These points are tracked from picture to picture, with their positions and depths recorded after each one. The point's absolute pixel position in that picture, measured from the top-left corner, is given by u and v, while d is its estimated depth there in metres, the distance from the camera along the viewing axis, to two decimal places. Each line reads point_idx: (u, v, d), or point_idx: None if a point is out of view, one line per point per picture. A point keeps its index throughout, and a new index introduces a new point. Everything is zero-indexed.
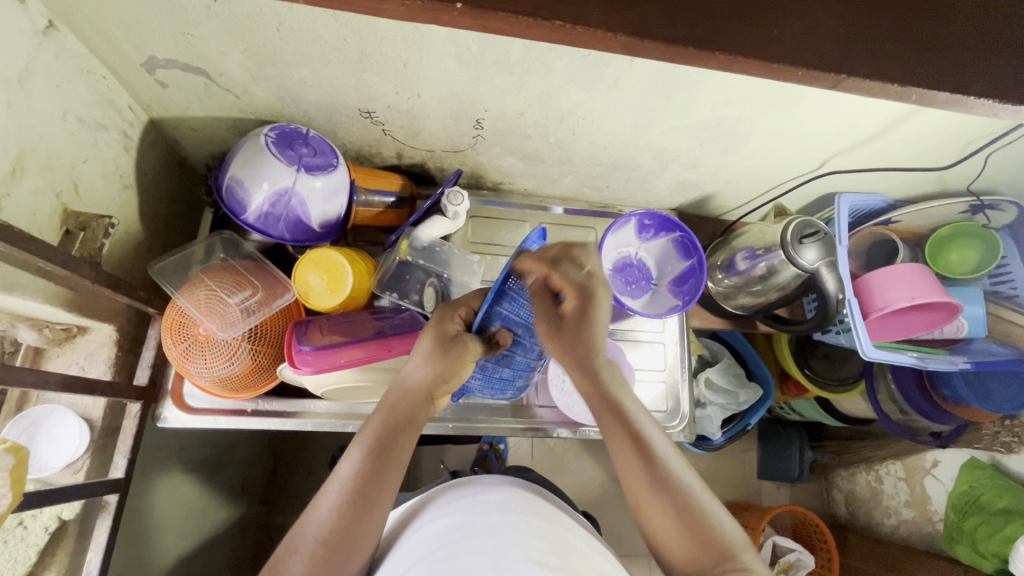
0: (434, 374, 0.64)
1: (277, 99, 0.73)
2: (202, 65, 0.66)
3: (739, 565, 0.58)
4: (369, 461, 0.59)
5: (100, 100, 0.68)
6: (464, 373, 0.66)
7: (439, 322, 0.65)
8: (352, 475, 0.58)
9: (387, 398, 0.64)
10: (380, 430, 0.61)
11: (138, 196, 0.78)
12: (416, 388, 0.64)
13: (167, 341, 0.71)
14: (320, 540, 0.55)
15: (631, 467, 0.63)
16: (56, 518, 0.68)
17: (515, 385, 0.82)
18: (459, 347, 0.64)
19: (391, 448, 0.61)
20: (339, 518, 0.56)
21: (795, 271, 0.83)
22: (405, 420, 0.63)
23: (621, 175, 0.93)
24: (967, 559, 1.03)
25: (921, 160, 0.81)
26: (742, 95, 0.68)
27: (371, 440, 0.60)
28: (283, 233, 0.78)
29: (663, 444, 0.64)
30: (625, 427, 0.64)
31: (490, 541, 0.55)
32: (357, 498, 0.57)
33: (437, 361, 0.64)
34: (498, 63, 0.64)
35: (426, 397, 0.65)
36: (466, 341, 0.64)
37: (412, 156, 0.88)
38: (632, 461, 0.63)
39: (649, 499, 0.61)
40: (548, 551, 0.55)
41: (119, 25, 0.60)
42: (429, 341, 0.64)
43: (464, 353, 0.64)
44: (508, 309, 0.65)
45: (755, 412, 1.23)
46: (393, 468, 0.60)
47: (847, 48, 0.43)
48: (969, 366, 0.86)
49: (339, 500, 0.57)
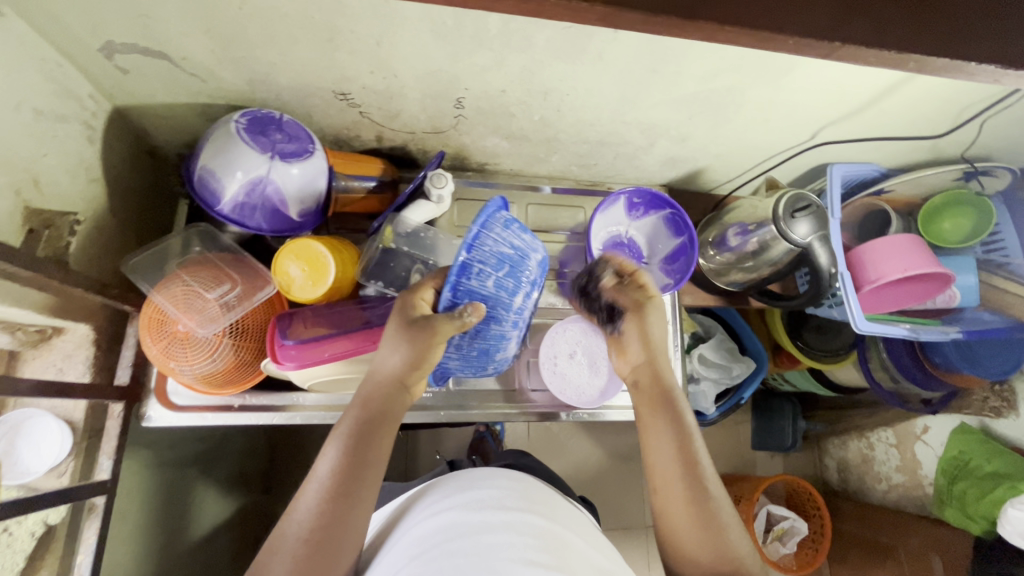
0: (402, 361, 0.63)
1: (246, 82, 0.70)
2: (163, 49, 0.63)
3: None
4: (346, 455, 0.59)
5: (57, 89, 0.64)
6: (434, 358, 0.64)
7: (402, 308, 0.65)
8: (330, 472, 0.58)
9: (361, 392, 0.64)
10: (355, 425, 0.61)
11: (107, 190, 0.75)
12: (387, 377, 0.64)
13: (146, 339, 0.69)
14: (301, 539, 0.54)
15: (665, 464, 0.64)
16: (42, 522, 0.66)
17: (496, 360, 0.76)
18: (422, 328, 0.62)
19: (367, 441, 0.61)
20: (318, 516, 0.56)
21: (787, 246, 0.82)
22: (380, 412, 0.63)
23: (609, 152, 0.90)
24: (956, 522, 1.04)
25: (915, 128, 0.79)
26: (732, 66, 0.66)
27: (346, 435, 0.61)
28: (260, 223, 0.76)
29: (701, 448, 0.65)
30: (670, 428, 0.65)
31: (484, 540, 0.54)
32: (336, 494, 0.57)
33: (404, 345, 0.63)
34: (476, 38, 0.61)
35: (398, 385, 0.64)
36: (433, 322, 0.62)
37: (392, 139, 0.85)
38: (666, 457, 0.64)
39: (674, 500, 0.62)
40: (542, 550, 0.54)
41: (69, 8, 0.57)
42: (394, 325, 0.64)
43: (430, 336, 0.62)
44: (474, 283, 0.62)
45: (749, 386, 1.23)
46: (371, 462, 0.60)
47: (842, 14, 0.41)
48: (960, 335, 0.87)
49: (318, 498, 0.57)
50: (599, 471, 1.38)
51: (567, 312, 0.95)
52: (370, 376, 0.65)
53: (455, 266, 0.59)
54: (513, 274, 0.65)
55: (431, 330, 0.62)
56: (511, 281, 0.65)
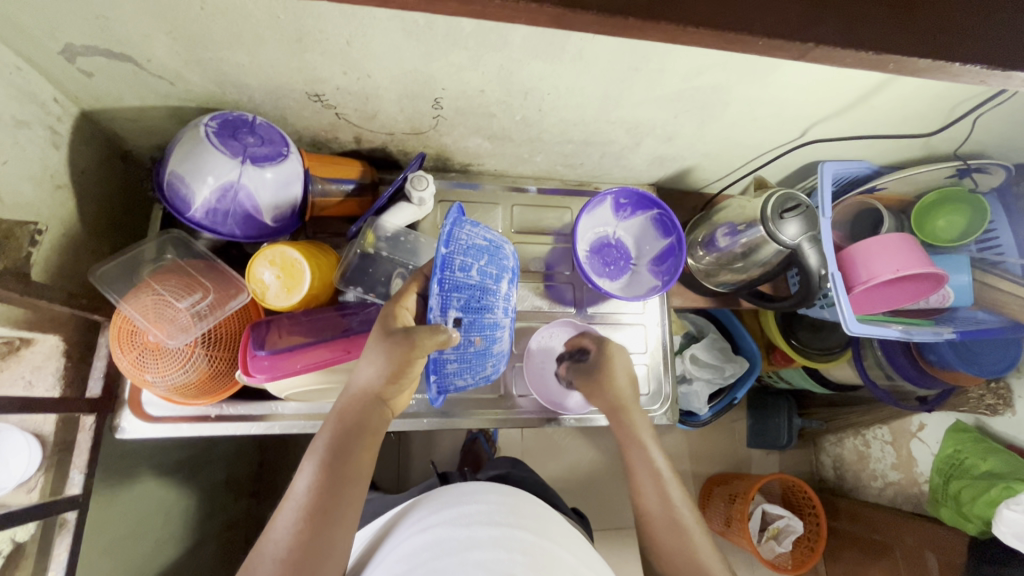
0: (381, 374, 0.60)
1: (216, 85, 0.68)
2: (126, 51, 0.61)
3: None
4: (323, 472, 0.57)
5: (17, 94, 0.62)
6: (415, 370, 0.61)
7: (383, 321, 0.62)
8: (307, 489, 0.57)
9: (338, 405, 0.62)
10: (332, 440, 0.59)
11: (75, 196, 0.73)
12: (365, 390, 0.61)
13: (117, 351, 0.67)
14: (278, 560, 0.53)
15: (642, 487, 0.71)
16: (9, 540, 0.64)
17: (494, 356, 0.72)
18: (400, 341, 0.59)
19: (345, 457, 0.59)
20: (296, 536, 0.54)
21: (776, 248, 0.80)
22: (357, 426, 0.60)
23: (595, 152, 0.88)
24: (951, 521, 1.03)
25: (907, 125, 0.77)
26: (716, 64, 0.64)
27: (323, 451, 0.59)
28: (234, 229, 0.74)
29: (669, 471, 0.72)
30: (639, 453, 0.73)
31: (471, 559, 0.53)
32: (314, 513, 0.55)
33: (382, 357, 0.60)
34: (449, 38, 0.59)
35: (377, 398, 0.61)
36: (411, 335, 0.57)
37: (372, 140, 0.83)
38: (643, 482, 0.71)
39: (650, 519, 0.69)
40: (530, 569, 0.53)
41: (22, 10, 0.54)
42: (374, 338, 0.62)
43: (412, 351, 0.57)
44: (460, 275, 0.61)
45: (742, 386, 1.21)
46: (351, 478, 0.58)
47: (815, 13, 0.39)
48: (954, 337, 0.84)
49: (295, 517, 0.55)
50: (593, 473, 1.37)
51: (554, 314, 0.94)
52: (348, 389, 0.62)
53: (438, 264, 0.57)
54: (493, 261, 0.67)
55: (411, 343, 0.57)
56: (493, 268, 0.67)
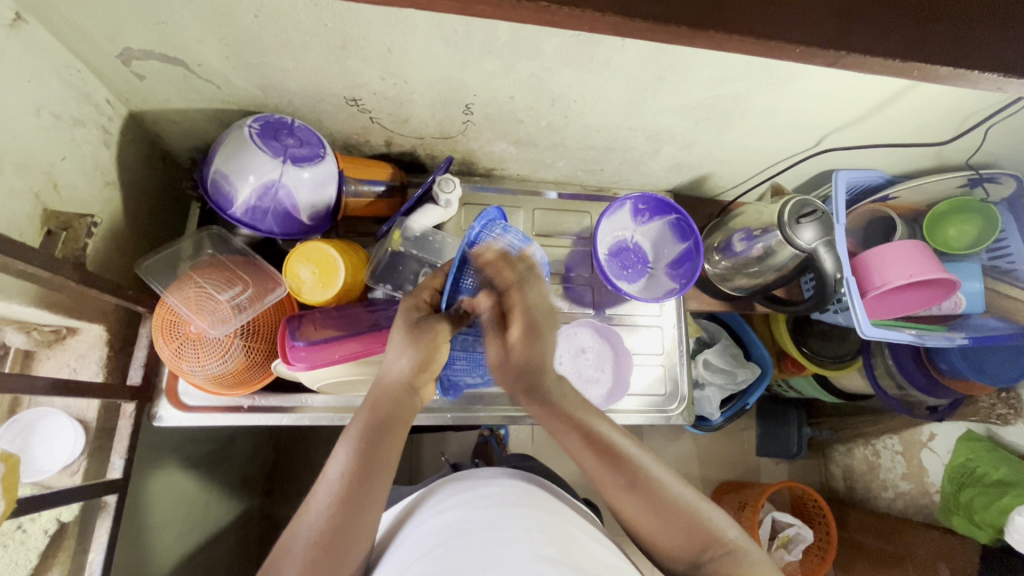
0: (411, 364, 0.64)
1: (260, 88, 0.71)
2: (180, 55, 0.64)
3: (727, 548, 0.58)
4: (357, 459, 0.59)
5: (75, 94, 0.66)
6: (439, 359, 0.67)
7: (407, 310, 0.65)
8: (341, 475, 0.58)
9: (370, 395, 0.64)
10: (365, 428, 0.61)
11: (121, 193, 0.76)
12: (396, 380, 0.64)
13: (159, 340, 0.71)
14: (312, 542, 0.54)
15: (595, 470, 0.63)
16: (54, 520, 0.70)
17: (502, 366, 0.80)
18: (427, 330, 0.64)
19: (378, 444, 0.60)
20: (329, 518, 0.56)
21: (793, 252, 0.82)
22: (390, 415, 0.62)
23: (616, 158, 0.91)
24: (963, 530, 1.04)
25: (921, 135, 0.80)
26: (738, 73, 0.67)
27: (356, 438, 0.60)
28: (272, 226, 0.77)
29: (625, 441, 0.65)
30: (583, 433, 0.65)
31: (490, 536, 0.55)
32: (348, 496, 0.57)
33: (413, 347, 0.64)
34: (485, 45, 0.62)
35: (408, 388, 0.64)
36: (434, 325, 0.64)
37: (401, 144, 0.86)
38: (614, 488, 0.62)
39: (620, 499, 0.62)
40: (549, 544, 0.55)
41: (89, 16, 0.58)
42: (400, 331, 0.65)
43: (436, 337, 0.64)
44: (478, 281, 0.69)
45: (754, 392, 1.22)
46: (382, 465, 0.60)
47: (847, 23, 0.42)
48: (966, 342, 0.87)
49: (329, 501, 0.56)
50: None
51: (573, 315, 0.96)
52: (379, 380, 0.64)
53: (455, 265, 0.64)
54: None
55: (435, 330, 0.64)
56: None
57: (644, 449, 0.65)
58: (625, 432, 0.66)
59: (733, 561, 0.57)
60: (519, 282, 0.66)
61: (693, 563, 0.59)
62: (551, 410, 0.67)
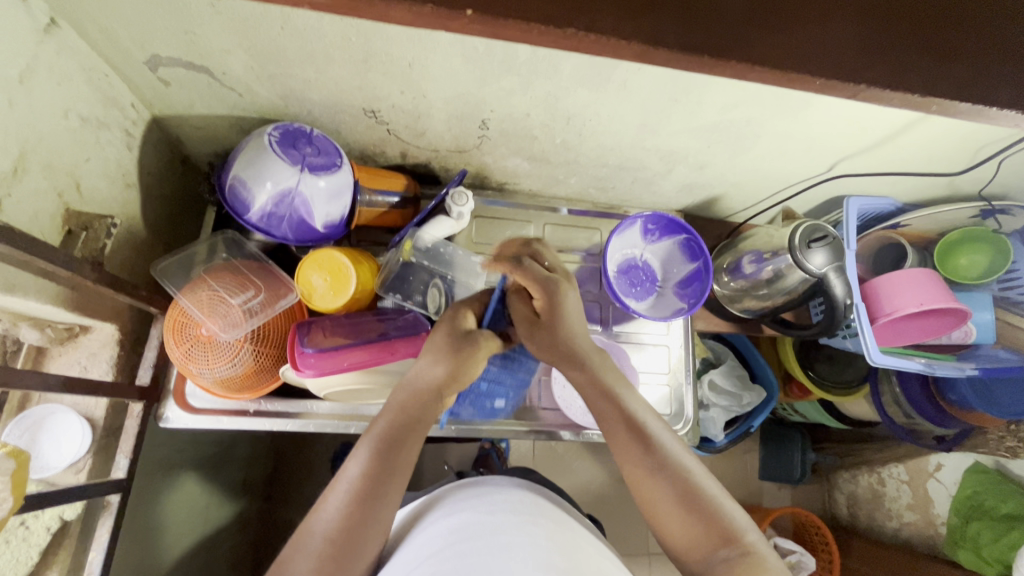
0: (444, 372, 0.65)
1: (281, 98, 0.72)
2: (205, 63, 0.65)
3: (744, 549, 0.57)
4: (379, 457, 0.59)
5: (103, 98, 0.67)
6: (472, 374, 0.68)
7: (450, 320, 0.69)
8: (360, 474, 0.58)
9: (395, 398, 0.64)
10: (390, 427, 0.62)
11: (141, 195, 0.78)
12: (426, 386, 0.65)
13: (170, 341, 0.72)
14: (328, 539, 0.54)
15: (624, 448, 0.64)
16: (58, 518, 0.71)
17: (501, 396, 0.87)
18: (469, 344, 0.67)
19: (401, 444, 0.61)
20: (346, 517, 0.55)
21: (802, 276, 0.82)
22: (416, 416, 0.63)
23: (628, 177, 0.92)
24: (970, 564, 1.01)
25: (934, 165, 0.80)
26: (753, 99, 0.67)
27: (380, 438, 0.61)
28: (286, 233, 0.78)
29: (662, 431, 0.65)
30: (619, 414, 0.65)
31: (497, 541, 0.55)
32: (369, 494, 0.57)
33: (448, 358, 0.66)
34: (505, 64, 0.63)
35: (436, 396, 0.65)
36: (476, 340, 0.68)
37: (416, 156, 0.87)
38: (646, 481, 0.62)
39: (644, 480, 0.62)
40: (555, 551, 0.55)
41: (123, 24, 0.60)
42: (439, 338, 0.67)
43: (474, 352, 0.67)
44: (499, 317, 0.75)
45: (759, 415, 1.21)
46: (404, 463, 0.60)
47: (867, 56, 0.43)
48: (976, 373, 0.86)
49: (346, 500, 0.56)
50: (604, 494, 1.36)
51: None
52: (409, 382, 0.65)
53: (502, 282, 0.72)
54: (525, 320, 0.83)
55: (474, 346, 0.67)
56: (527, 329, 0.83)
57: (671, 433, 0.66)
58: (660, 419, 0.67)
59: (749, 562, 0.55)
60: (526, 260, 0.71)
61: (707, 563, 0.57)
62: (593, 382, 0.68)
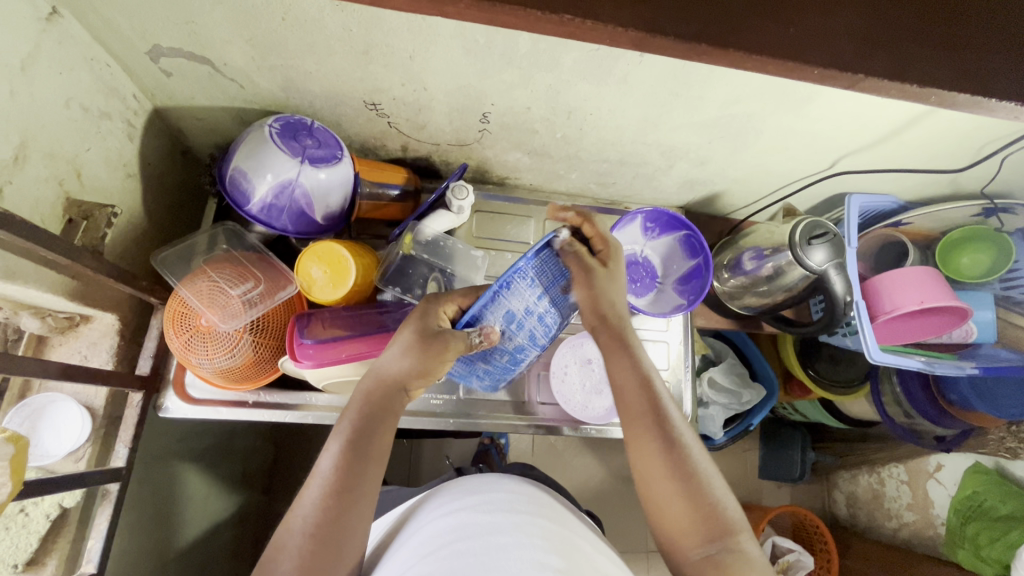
0: (410, 367, 0.62)
1: (282, 89, 0.72)
2: (207, 54, 0.66)
3: (730, 542, 0.57)
4: (348, 452, 0.59)
5: (103, 88, 0.67)
6: (443, 369, 0.65)
7: (421, 317, 0.66)
8: (333, 469, 0.58)
9: (364, 390, 0.63)
10: (357, 422, 0.61)
11: (141, 185, 0.78)
12: (392, 378, 0.63)
13: (169, 332, 0.72)
14: (307, 535, 0.54)
15: (637, 422, 0.63)
16: (57, 506, 0.71)
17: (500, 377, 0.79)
18: (438, 345, 0.62)
19: (369, 438, 0.60)
20: (322, 513, 0.56)
21: (803, 273, 0.82)
22: (383, 409, 0.62)
23: (629, 172, 0.92)
24: (968, 564, 1.01)
25: (937, 162, 0.80)
26: (754, 93, 0.67)
27: (348, 433, 0.60)
28: (287, 225, 0.78)
29: (679, 418, 0.64)
30: (644, 392, 0.64)
31: (495, 542, 0.55)
32: (341, 490, 0.57)
33: (416, 353, 0.63)
34: (505, 56, 0.63)
35: (402, 387, 0.64)
36: (446, 338, 0.62)
37: (417, 149, 0.87)
38: (652, 466, 0.61)
39: (651, 460, 0.61)
40: (552, 551, 0.55)
41: (124, 14, 0.60)
42: (409, 331, 0.64)
43: (443, 350, 0.62)
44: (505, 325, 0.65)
45: (759, 412, 1.20)
46: (373, 457, 0.60)
47: (866, 48, 0.43)
48: (976, 371, 0.84)
49: (321, 495, 0.56)
50: (603, 490, 1.36)
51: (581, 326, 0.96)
52: (373, 375, 0.64)
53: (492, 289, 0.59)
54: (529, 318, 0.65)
55: (443, 343, 0.62)
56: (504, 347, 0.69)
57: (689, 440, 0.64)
58: (679, 406, 0.66)
59: (736, 559, 0.56)
60: (594, 224, 0.67)
61: (694, 551, 0.58)
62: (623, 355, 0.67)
